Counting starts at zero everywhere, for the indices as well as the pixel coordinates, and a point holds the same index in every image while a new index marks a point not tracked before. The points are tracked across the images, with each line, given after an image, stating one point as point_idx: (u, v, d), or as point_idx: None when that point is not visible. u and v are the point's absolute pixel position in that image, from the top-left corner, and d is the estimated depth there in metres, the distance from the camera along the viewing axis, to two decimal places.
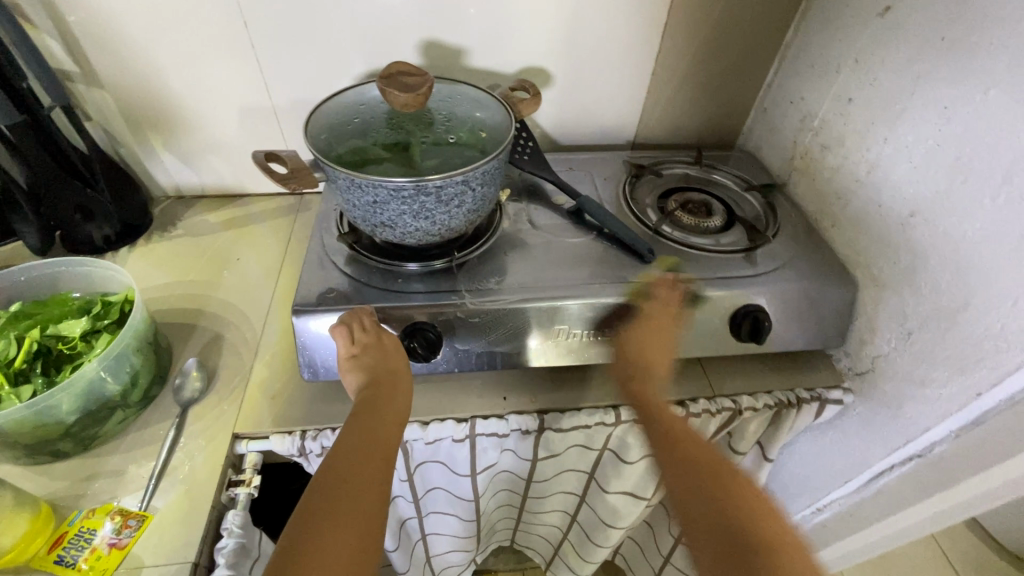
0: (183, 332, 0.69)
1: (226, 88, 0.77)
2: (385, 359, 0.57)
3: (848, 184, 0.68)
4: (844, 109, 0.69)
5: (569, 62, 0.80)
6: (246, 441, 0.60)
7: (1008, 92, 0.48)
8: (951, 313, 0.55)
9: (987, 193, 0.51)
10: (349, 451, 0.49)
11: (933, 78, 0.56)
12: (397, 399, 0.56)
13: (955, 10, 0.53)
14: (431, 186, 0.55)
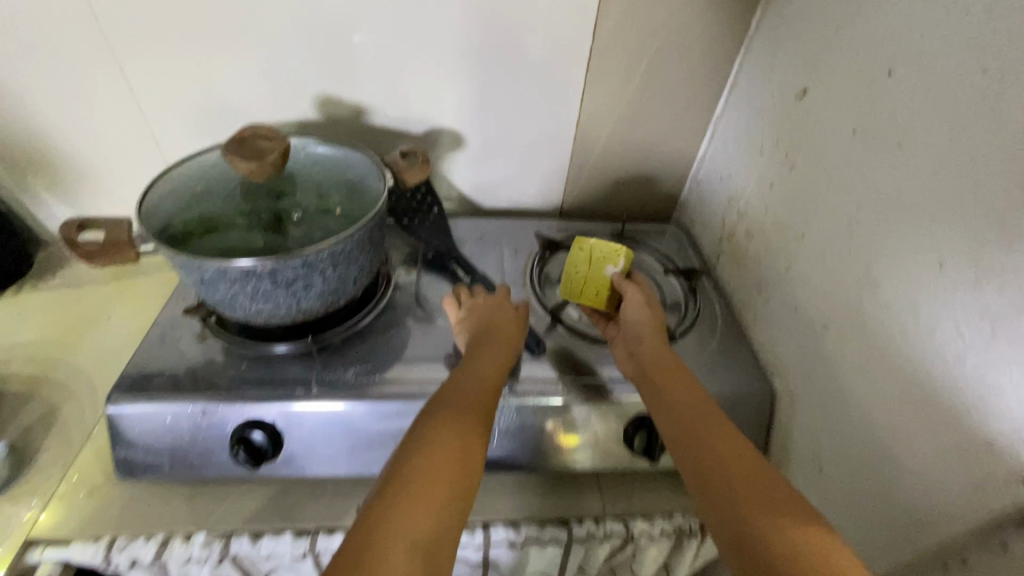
0: (13, 404, 0.61)
1: (109, 135, 0.72)
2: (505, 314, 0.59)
3: (768, 279, 0.61)
4: (766, 196, 0.62)
5: (483, 125, 0.74)
6: (42, 546, 0.51)
7: (916, 200, 0.41)
8: (860, 452, 0.46)
9: (898, 314, 0.43)
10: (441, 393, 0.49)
11: (844, 174, 0.49)
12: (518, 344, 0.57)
13: (866, 102, 0.47)
14: (263, 269, 0.48)
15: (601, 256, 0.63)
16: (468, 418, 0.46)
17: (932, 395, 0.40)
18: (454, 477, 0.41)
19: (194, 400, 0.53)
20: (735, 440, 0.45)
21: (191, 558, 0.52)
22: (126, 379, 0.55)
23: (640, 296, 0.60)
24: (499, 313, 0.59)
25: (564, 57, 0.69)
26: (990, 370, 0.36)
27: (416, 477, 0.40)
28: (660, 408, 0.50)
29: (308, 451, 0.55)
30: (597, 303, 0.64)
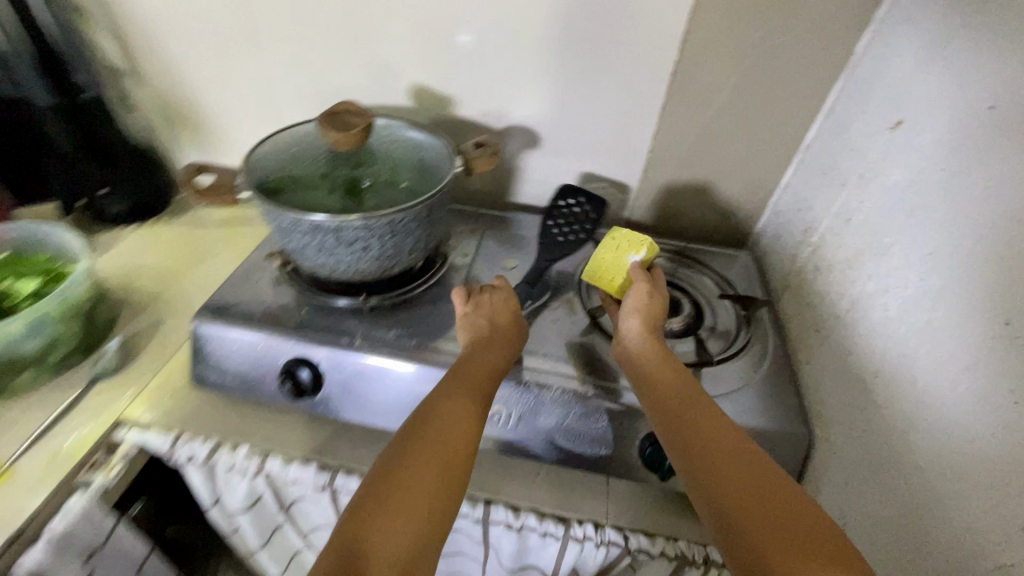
0: (133, 311, 0.74)
1: (240, 102, 0.84)
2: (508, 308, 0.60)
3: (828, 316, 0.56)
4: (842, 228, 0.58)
5: (560, 127, 0.77)
6: (127, 427, 0.62)
7: (993, 249, 0.37)
8: (891, 515, 0.42)
9: (953, 371, 0.39)
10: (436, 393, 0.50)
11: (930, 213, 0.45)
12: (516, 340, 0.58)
13: (958, 139, 0.43)
14: (328, 225, 0.54)
15: (624, 246, 0.66)
16: (458, 413, 0.48)
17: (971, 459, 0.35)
18: (438, 470, 0.44)
19: (260, 331, 0.61)
20: (740, 454, 0.44)
21: (234, 466, 0.60)
22: (213, 304, 0.65)
23: (645, 287, 0.59)
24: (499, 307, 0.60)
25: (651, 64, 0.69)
26: None
27: (393, 484, 0.43)
28: (659, 411, 0.50)
29: (343, 395, 0.61)
30: (610, 288, 0.65)
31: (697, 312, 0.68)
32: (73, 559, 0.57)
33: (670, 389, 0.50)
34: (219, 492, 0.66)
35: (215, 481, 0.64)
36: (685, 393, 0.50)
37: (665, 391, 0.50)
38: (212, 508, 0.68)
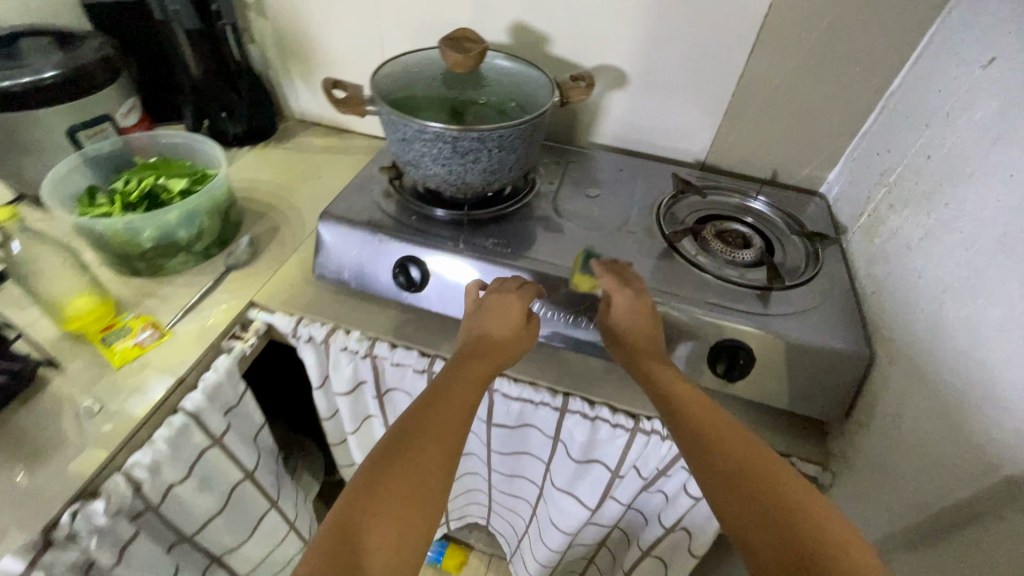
0: (255, 216, 0.84)
1: (351, 30, 0.90)
2: (510, 321, 0.60)
3: (882, 277, 0.62)
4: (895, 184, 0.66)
5: (645, 62, 0.81)
6: (259, 309, 0.72)
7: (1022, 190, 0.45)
8: (922, 366, 0.53)
9: (954, 266, 0.52)
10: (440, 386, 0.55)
11: (921, 187, 0.60)
12: (511, 351, 0.60)
13: (1013, 110, 0.49)
14: (450, 135, 0.61)
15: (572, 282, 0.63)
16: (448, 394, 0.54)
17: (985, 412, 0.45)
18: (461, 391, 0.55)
19: (373, 234, 0.70)
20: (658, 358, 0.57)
21: (348, 347, 0.70)
22: (332, 207, 0.73)
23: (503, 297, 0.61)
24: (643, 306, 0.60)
25: (729, 59, 0.78)
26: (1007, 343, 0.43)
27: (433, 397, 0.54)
28: (627, 327, 0.59)
29: (444, 293, 0.69)
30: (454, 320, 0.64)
31: (771, 248, 0.74)
32: (216, 413, 0.67)
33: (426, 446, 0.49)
34: (328, 371, 0.75)
35: (326, 361, 0.74)
36: (731, 430, 0.49)
37: (692, 412, 0.51)
38: (319, 388, 0.78)
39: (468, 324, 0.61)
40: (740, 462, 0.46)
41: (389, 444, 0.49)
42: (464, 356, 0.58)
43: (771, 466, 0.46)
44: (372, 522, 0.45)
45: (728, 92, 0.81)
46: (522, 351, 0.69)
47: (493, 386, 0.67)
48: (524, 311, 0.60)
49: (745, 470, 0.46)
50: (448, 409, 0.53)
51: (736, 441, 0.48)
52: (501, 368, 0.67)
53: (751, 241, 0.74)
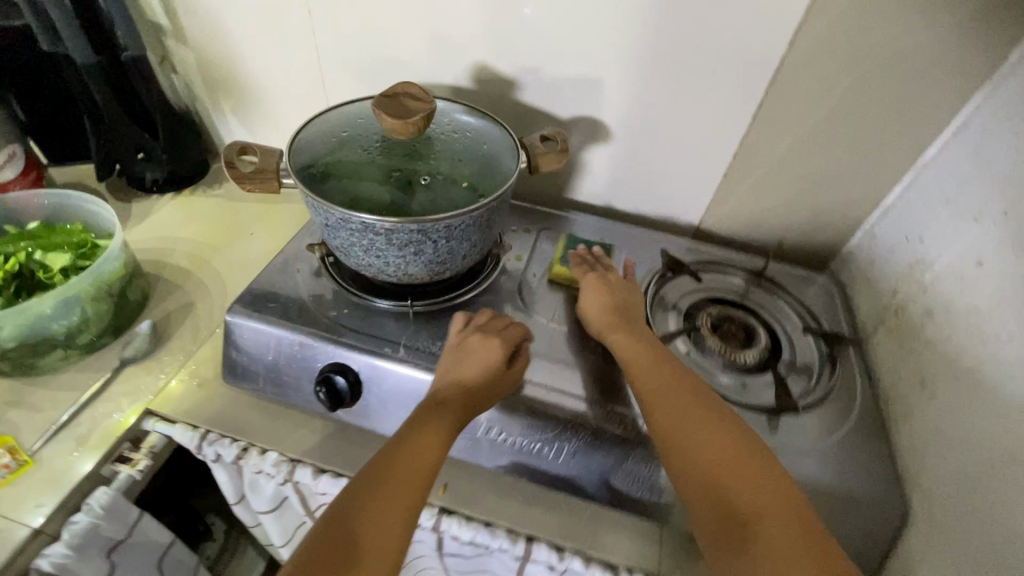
0: (166, 289, 0.70)
1: (289, 65, 0.76)
2: (491, 367, 0.51)
3: (923, 407, 0.52)
4: (932, 285, 0.54)
5: (632, 115, 0.69)
6: (155, 419, 0.58)
7: None
8: (985, 549, 0.41)
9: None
10: (410, 436, 0.46)
11: (971, 300, 0.49)
12: (489, 404, 0.51)
13: None
14: (381, 227, 0.48)
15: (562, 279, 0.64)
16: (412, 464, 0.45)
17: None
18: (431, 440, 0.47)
19: (295, 331, 0.57)
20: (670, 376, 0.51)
21: (263, 470, 0.57)
22: (250, 294, 0.60)
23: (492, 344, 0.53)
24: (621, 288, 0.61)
25: (730, 117, 0.66)
26: None
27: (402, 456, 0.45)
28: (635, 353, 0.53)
29: (382, 408, 0.56)
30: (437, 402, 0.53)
31: (778, 346, 0.62)
32: (90, 562, 0.53)
33: (390, 505, 0.42)
34: (244, 489, 0.62)
35: (241, 480, 0.61)
36: (707, 413, 0.47)
37: (668, 404, 0.48)
38: (237, 505, 0.65)
39: (441, 365, 0.53)
40: (710, 451, 0.44)
41: (379, 461, 0.45)
42: (432, 404, 0.49)
43: (746, 457, 0.44)
44: (355, 528, 0.41)
45: (727, 153, 0.69)
46: (478, 479, 0.56)
47: (440, 528, 0.54)
48: (505, 355, 0.52)
49: (714, 465, 0.44)
50: (437, 434, 0.47)
51: (713, 428, 0.46)
52: (452, 504, 0.55)
53: (754, 337, 0.62)
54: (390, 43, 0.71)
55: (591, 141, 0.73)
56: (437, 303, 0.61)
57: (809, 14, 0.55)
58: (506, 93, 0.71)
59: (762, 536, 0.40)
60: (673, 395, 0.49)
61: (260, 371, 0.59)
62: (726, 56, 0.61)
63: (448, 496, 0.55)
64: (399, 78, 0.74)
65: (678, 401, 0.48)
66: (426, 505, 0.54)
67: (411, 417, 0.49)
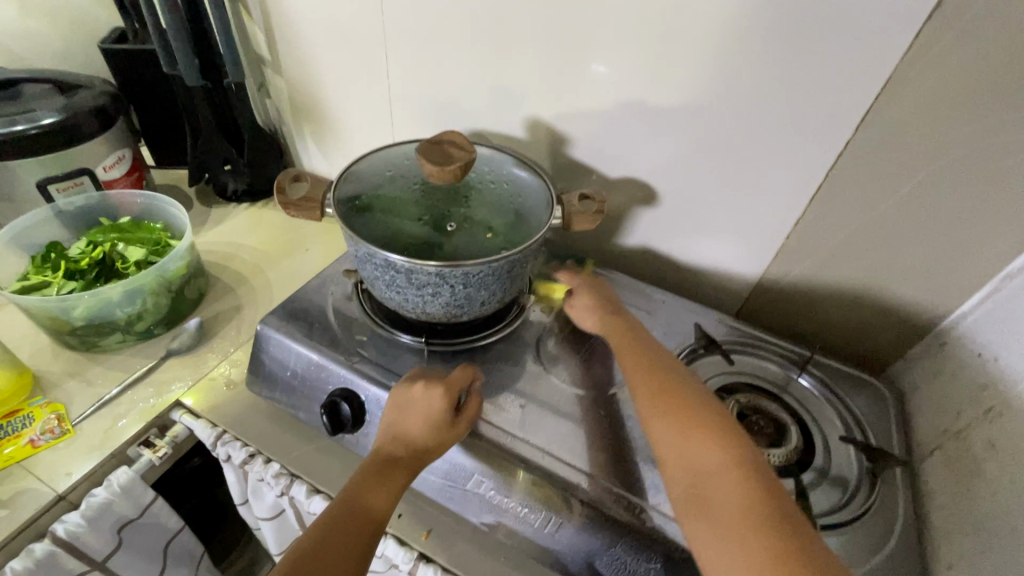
0: (222, 291, 0.77)
1: (365, 101, 0.83)
2: (433, 423, 0.50)
3: (978, 559, 0.44)
4: (1000, 413, 0.47)
5: (681, 181, 0.67)
6: (183, 411, 0.63)
7: None
8: None
9: None
10: (360, 485, 0.47)
11: None
12: (434, 457, 0.51)
13: None
14: (402, 266, 0.50)
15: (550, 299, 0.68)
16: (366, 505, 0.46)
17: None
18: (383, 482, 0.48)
19: (316, 351, 0.60)
20: (657, 377, 0.50)
21: (264, 479, 0.59)
22: (285, 308, 0.64)
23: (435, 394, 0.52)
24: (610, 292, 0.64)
25: (786, 196, 0.62)
26: None
27: (355, 502, 0.46)
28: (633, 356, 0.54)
29: None
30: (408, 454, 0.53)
31: (811, 450, 0.56)
32: (102, 535, 0.57)
33: (345, 547, 0.43)
34: (249, 493, 0.65)
35: (246, 483, 0.63)
36: (677, 390, 0.48)
37: (641, 384, 0.50)
38: (241, 506, 0.67)
39: (386, 417, 0.52)
40: (676, 425, 0.46)
41: (338, 505, 0.46)
42: (380, 464, 0.49)
43: (708, 430, 0.45)
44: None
45: (782, 231, 0.65)
46: (464, 532, 0.55)
47: (416, 574, 0.53)
48: (447, 407, 0.51)
49: (676, 439, 0.45)
50: (386, 481, 0.48)
51: (679, 403, 0.47)
52: (433, 552, 0.54)
53: (785, 436, 0.57)
54: (454, 91, 0.75)
55: (637, 202, 0.72)
56: (454, 344, 0.61)
57: (879, 102, 0.52)
58: (557, 147, 0.73)
59: (719, 504, 0.41)
60: (660, 394, 0.49)
61: (280, 384, 0.62)
62: (786, 134, 0.58)
63: (430, 543, 0.54)
64: (459, 123, 0.78)
65: (664, 401, 0.48)
66: (406, 547, 0.54)
67: (362, 468, 0.49)
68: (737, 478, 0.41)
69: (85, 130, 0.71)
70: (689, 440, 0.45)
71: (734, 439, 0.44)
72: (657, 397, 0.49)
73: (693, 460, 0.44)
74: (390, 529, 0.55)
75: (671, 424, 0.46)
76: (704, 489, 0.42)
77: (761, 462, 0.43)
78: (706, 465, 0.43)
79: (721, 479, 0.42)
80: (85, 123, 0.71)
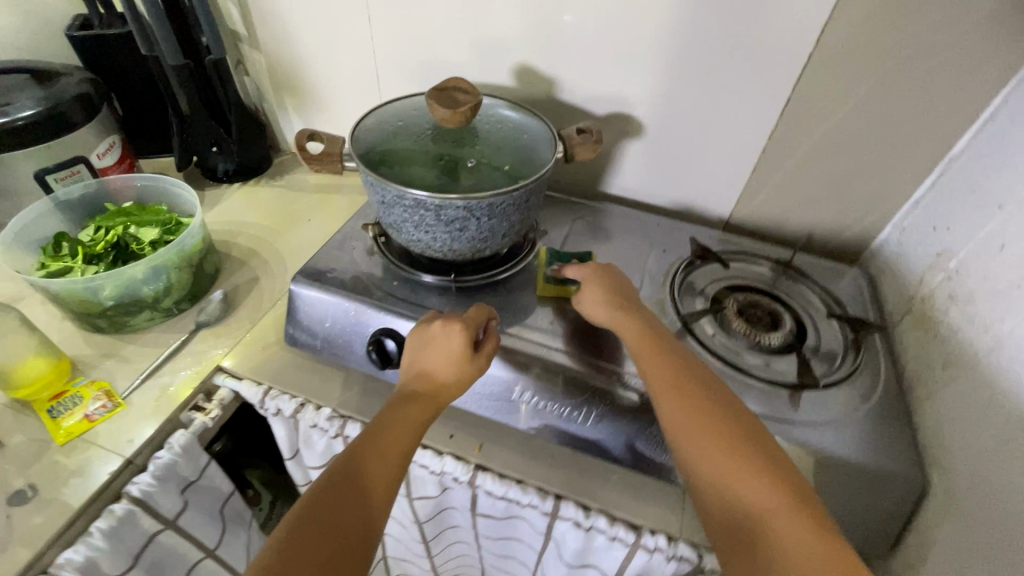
0: (235, 265, 0.78)
1: (349, 67, 0.84)
2: (453, 356, 0.54)
3: (947, 388, 0.53)
4: (957, 272, 0.56)
5: (664, 110, 0.73)
6: (225, 375, 0.65)
7: None
8: (1000, 516, 0.43)
9: None
10: (381, 425, 0.51)
11: (995, 283, 0.51)
12: (458, 390, 0.55)
13: None
14: (431, 203, 0.54)
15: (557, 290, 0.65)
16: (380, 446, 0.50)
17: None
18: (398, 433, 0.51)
19: (350, 300, 0.63)
20: (691, 400, 0.49)
21: (317, 424, 0.63)
22: (310, 267, 0.67)
23: (451, 333, 0.56)
24: (623, 285, 0.61)
25: (759, 112, 0.69)
26: None
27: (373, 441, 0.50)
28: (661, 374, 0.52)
29: None
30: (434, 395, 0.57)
31: (802, 331, 0.64)
32: (170, 495, 0.60)
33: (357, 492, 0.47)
34: (299, 445, 0.68)
35: (297, 435, 0.67)
36: (713, 413, 0.48)
37: (674, 409, 0.49)
38: (291, 460, 0.71)
39: (409, 354, 0.57)
40: (718, 453, 0.46)
41: (364, 433, 0.51)
42: (404, 397, 0.54)
43: (753, 463, 0.45)
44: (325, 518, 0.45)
45: (757, 146, 0.71)
46: (512, 442, 0.61)
47: (475, 483, 0.59)
48: (465, 342, 0.55)
49: (714, 464, 0.45)
50: (404, 423, 0.52)
51: (718, 430, 0.47)
52: (487, 462, 0.59)
53: (779, 322, 0.65)
54: (439, 46, 0.77)
55: (624, 135, 0.77)
56: (477, 279, 0.66)
57: (835, 15, 0.58)
58: (545, 91, 0.77)
59: (769, 544, 0.41)
60: (698, 420, 0.48)
61: (317, 336, 0.65)
62: (755, 55, 0.64)
63: (484, 455, 0.60)
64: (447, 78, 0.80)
65: (702, 428, 0.47)
66: (463, 461, 0.59)
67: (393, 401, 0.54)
68: (786, 513, 0.42)
69: (72, 117, 0.71)
70: (730, 471, 0.45)
71: (775, 469, 0.45)
72: (695, 425, 0.48)
73: (734, 491, 0.44)
74: (445, 448, 0.60)
75: (711, 453, 0.46)
76: (755, 529, 0.42)
77: (804, 490, 0.44)
78: (754, 502, 0.43)
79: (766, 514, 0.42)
80: (72, 110, 0.70)
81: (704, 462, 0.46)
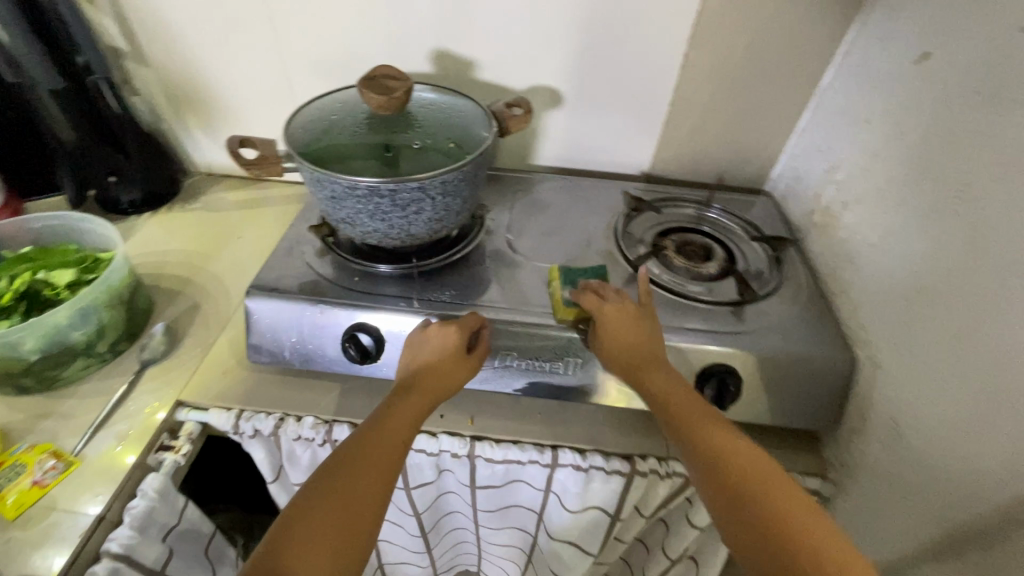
0: (168, 297, 0.73)
1: (255, 73, 0.81)
2: (448, 355, 0.55)
3: (852, 281, 0.63)
4: (844, 184, 0.66)
5: (577, 81, 0.78)
6: (187, 409, 0.61)
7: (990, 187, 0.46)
8: (915, 367, 0.52)
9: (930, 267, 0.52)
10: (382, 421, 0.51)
11: (875, 183, 0.61)
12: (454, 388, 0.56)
13: (964, 107, 0.49)
14: (385, 189, 0.54)
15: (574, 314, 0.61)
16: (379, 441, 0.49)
17: (995, 425, 0.44)
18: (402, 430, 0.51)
19: (310, 303, 0.62)
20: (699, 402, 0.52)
21: (302, 436, 0.61)
22: (260, 279, 0.64)
23: (445, 330, 0.56)
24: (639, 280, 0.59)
25: (664, 70, 0.76)
26: (1001, 343, 0.44)
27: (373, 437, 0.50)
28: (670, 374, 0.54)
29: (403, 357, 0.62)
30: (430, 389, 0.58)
31: (734, 257, 0.72)
32: (153, 544, 0.56)
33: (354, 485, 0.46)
34: (282, 463, 0.66)
35: (279, 453, 0.64)
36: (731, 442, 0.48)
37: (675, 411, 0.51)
38: (274, 482, 0.68)
39: (405, 354, 0.57)
40: (721, 462, 0.47)
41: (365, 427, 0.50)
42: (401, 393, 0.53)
43: (756, 468, 0.46)
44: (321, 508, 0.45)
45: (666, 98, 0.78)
46: (503, 409, 0.63)
47: (474, 453, 0.61)
48: (460, 341, 0.55)
49: (717, 467, 0.47)
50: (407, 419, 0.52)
51: (736, 454, 0.47)
52: (481, 431, 0.61)
53: (712, 253, 0.72)
54: (351, 42, 0.77)
55: (545, 108, 0.81)
56: (437, 262, 0.68)
57: None
58: (464, 74, 0.79)
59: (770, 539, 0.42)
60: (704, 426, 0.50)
61: (282, 348, 0.63)
62: (651, 17, 0.71)
63: (476, 426, 0.62)
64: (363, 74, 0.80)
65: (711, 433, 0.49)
66: (458, 436, 0.61)
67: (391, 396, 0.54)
68: (793, 510, 0.43)
69: None
70: (743, 476, 0.46)
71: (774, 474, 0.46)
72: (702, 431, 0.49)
73: (745, 496, 0.45)
74: (438, 428, 0.61)
75: (724, 461, 0.47)
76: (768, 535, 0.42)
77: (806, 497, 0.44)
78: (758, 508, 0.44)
79: (770, 514, 0.43)
80: None
81: (725, 487, 0.46)
